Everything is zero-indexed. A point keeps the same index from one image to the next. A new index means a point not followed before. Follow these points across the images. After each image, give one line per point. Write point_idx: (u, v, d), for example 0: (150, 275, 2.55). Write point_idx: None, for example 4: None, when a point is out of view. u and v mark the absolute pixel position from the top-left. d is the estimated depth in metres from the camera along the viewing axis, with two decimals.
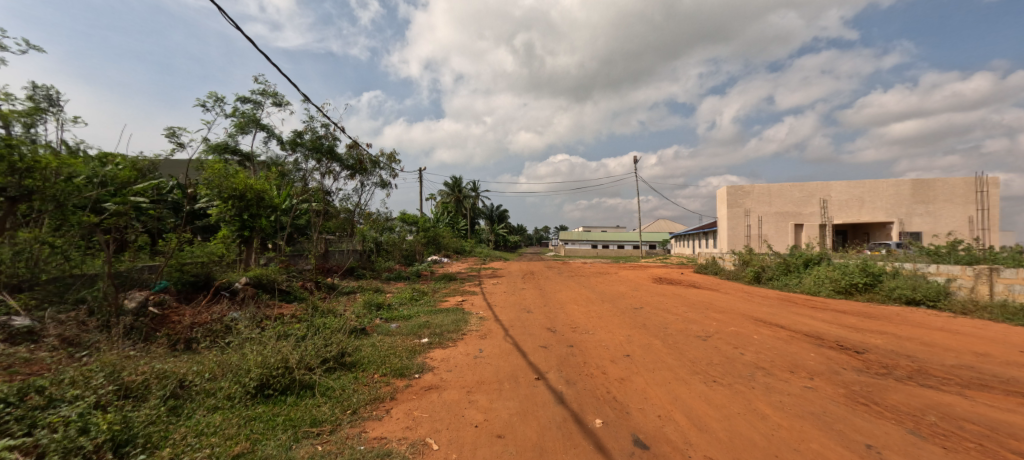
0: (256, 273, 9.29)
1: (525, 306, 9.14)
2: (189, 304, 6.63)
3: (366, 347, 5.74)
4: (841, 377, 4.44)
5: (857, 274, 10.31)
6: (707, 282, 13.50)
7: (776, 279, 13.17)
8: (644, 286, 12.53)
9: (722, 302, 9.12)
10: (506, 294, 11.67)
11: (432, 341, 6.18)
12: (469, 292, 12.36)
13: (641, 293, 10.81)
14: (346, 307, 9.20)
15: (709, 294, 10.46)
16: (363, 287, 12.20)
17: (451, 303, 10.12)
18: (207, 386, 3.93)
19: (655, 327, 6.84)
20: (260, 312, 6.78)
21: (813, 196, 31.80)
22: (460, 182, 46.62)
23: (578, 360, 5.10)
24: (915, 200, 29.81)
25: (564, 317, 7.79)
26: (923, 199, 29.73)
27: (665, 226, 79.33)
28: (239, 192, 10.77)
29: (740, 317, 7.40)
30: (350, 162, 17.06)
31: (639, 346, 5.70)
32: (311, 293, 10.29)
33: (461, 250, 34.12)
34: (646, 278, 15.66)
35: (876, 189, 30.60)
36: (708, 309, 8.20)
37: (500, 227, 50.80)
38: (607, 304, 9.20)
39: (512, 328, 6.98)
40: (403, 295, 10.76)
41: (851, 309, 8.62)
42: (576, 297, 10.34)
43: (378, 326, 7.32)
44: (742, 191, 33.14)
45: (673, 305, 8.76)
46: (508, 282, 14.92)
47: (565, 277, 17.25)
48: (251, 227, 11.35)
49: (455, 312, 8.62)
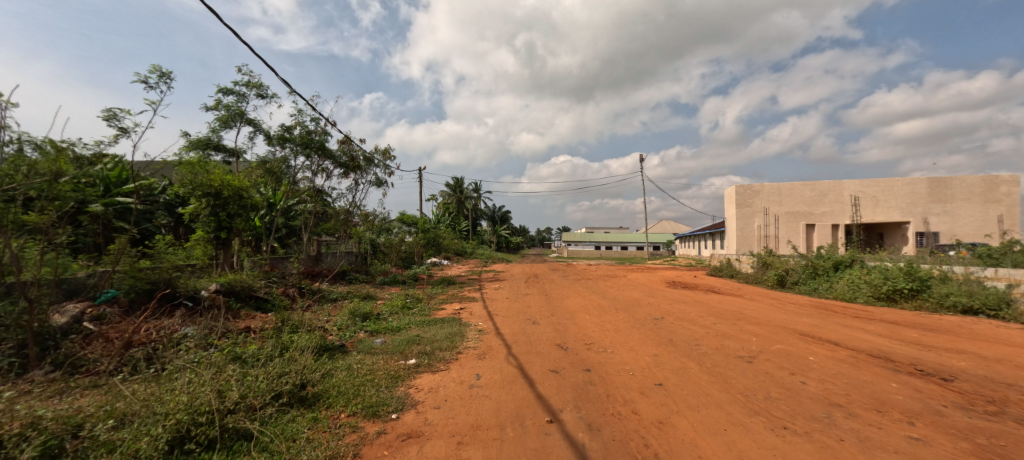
0: (229, 279, 8.28)
1: (529, 316, 8.11)
2: (134, 319, 5.59)
3: (337, 373, 4.69)
4: (948, 419, 3.41)
5: (900, 279, 9.26)
6: (728, 287, 12.42)
7: (803, 284, 12.09)
8: (660, 291, 11.46)
9: (753, 311, 8.06)
10: (509, 300, 10.65)
11: (421, 363, 5.13)
12: (468, 299, 11.32)
13: (658, 300, 9.74)
14: (329, 317, 8.17)
15: (735, 301, 9.39)
16: (353, 293, 11.19)
17: (448, 311, 9.11)
18: (105, 439, 2.93)
19: (684, 343, 5.79)
20: (220, 327, 5.74)
21: (825, 196, 30.58)
22: (461, 183, 45.68)
23: (599, 392, 4.06)
24: (933, 199, 28.60)
25: (575, 330, 6.74)
26: (941, 198, 28.51)
27: (670, 227, 78.07)
28: (214, 189, 9.76)
29: (782, 330, 6.35)
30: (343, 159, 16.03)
31: (672, 370, 4.65)
32: (292, 301, 9.28)
33: (463, 252, 33.15)
34: (660, 283, 14.56)
35: (892, 188, 29.38)
36: (740, 320, 7.16)
37: (503, 228, 49.83)
38: (622, 313, 8.15)
39: (515, 345, 5.93)
40: (395, 303, 9.71)
41: (902, 320, 7.54)
42: (587, 304, 9.31)
43: (358, 341, 6.29)
44: (752, 191, 32.03)
45: (698, 314, 7.70)
46: (512, 286, 13.88)
47: (571, 281, 16.21)
48: (229, 229, 10.36)
49: (451, 323, 7.57)
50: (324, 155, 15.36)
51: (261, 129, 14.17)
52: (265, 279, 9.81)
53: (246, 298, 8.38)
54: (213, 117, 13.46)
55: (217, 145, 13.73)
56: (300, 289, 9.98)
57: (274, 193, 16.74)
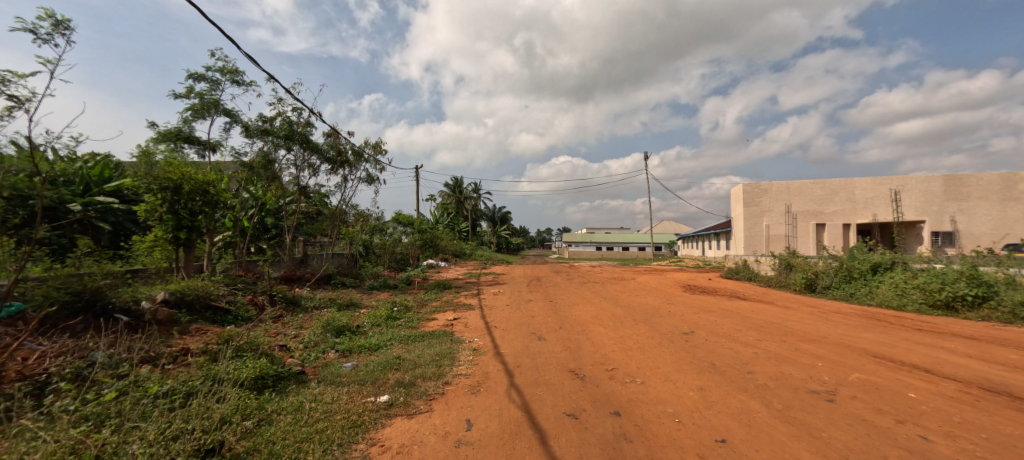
0: (180, 286, 7.03)
1: (534, 330, 6.90)
2: (30, 341, 4.35)
3: (278, 421, 3.48)
4: None
5: (961, 284, 8.10)
6: (752, 292, 11.21)
7: (837, 289, 10.88)
8: (679, 297, 10.22)
9: (798, 323, 6.85)
10: (509, 309, 9.42)
11: (395, 401, 3.91)
12: (464, 306, 10.10)
13: (680, 308, 8.52)
14: (298, 331, 6.95)
15: (769, 310, 8.20)
16: (335, 299, 9.92)
17: (440, 323, 7.88)
18: None
19: (733, 368, 4.59)
20: (140, 352, 4.52)
21: (837, 194, 29.37)
22: (460, 183, 44.44)
23: (641, 456, 2.85)
24: (949, 198, 27.43)
25: (589, 350, 5.55)
26: (957, 196, 27.34)
27: (671, 227, 76.86)
28: (173, 182, 8.54)
29: (848, 352, 5.15)
30: (330, 154, 14.79)
31: (731, 415, 3.46)
32: (260, 311, 8.04)
33: (462, 254, 31.90)
34: (675, 286, 13.31)
35: (906, 186, 28.01)
36: (789, 336, 5.96)
37: (502, 229, 48.58)
38: (642, 325, 6.95)
39: (517, 372, 4.73)
40: (379, 313, 8.46)
41: (977, 334, 6.36)
42: (599, 314, 8.08)
43: (322, 367, 5.07)
44: (760, 189, 30.83)
45: (734, 328, 6.49)
46: (513, 291, 12.65)
47: (576, 284, 14.97)
48: (191, 228, 9.12)
49: (441, 339, 6.36)
50: (309, 149, 14.12)
51: (239, 120, 12.87)
52: (231, 286, 8.57)
53: (202, 308, 7.14)
54: (184, 106, 12.10)
55: (190, 137, 12.43)
56: (270, 296, 8.71)
57: (257, 190, 15.50)
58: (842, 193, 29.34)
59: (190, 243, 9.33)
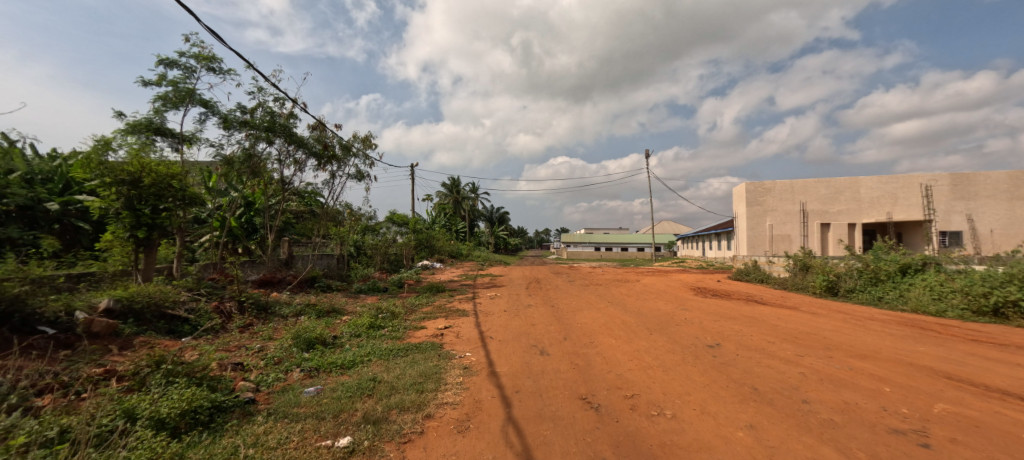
0: (128, 292, 6.13)
1: (536, 342, 6.01)
2: None
3: None
4: None
5: (1010, 287, 7.29)
6: (770, 296, 10.35)
7: (862, 292, 10.01)
8: (693, 302, 9.35)
9: (837, 334, 5.98)
10: (506, 315, 8.52)
11: (358, 446, 3.02)
12: (458, 312, 9.21)
13: (698, 315, 7.64)
14: (263, 344, 6.04)
15: (798, 318, 7.33)
16: (315, 305, 8.99)
17: (428, 333, 6.98)
18: None
19: (783, 396, 3.72)
20: (31, 384, 3.62)
21: (841, 193, 28.59)
22: (458, 182, 43.59)
23: None
24: (957, 197, 26.69)
25: (601, 369, 4.67)
26: (965, 195, 26.61)
27: (670, 227, 76.02)
28: (131, 175, 7.63)
29: (913, 372, 4.28)
30: (316, 148, 13.88)
31: None
32: (225, 320, 7.14)
33: (459, 254, 30.98)
34: (684, 289, 12.44)
35: (912, 184, 27.26)
36: (834, 351, 5.07)
37: (501, 230, 47.70)
38: (659, 336, 6.07)
39: (516, 401, 3.84)
40: (361, 321, 7.54)
41: None
42: (607, 322, 7.19)
43: (279, 392, 4.18)
44: (763, 189, 30.05)
45: (767, 340, 5.61)
46: (511, 295, 11.76)
47: (578, 287, 14.07)
48: (153, 226, 8.18)
49: (428, 354, 5.46)
50: (292, 143, 13.17)
51: (216, 111, 11.89)
52: (195, 290, 7.66)
53: (155, 318, 6.24)
54: (154, 94, 11.09)
55: (162, 130, 11.47)
56: (240, 302, 7.77)
57: (239, 187, 14.59)
58: (847, 192, 28.58)
59: (155, 242, 8.41)
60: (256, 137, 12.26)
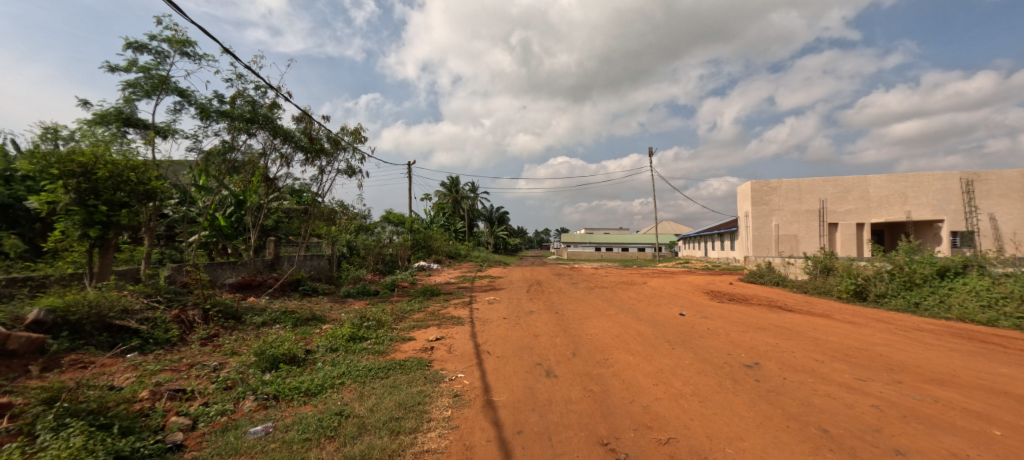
0: (65, 301, 5.31)
1: (540, 359, 5.15)
2: None
3: None
4: None
5: None
6: (794, 301, 9.48)
7: (896, 298, 9.13)
8: (712, 308, 8.46)
9: (892, 350, 5.11)
10: (506, 324, 7.64)
11: None
12: (453, 319, 8.35)
13: (722, 325, 6.77)
14: (221, 362, 5.18)
15: (837, 328, 6.47)
16: (293, 311, 8.12)
17: (417, 347, 6.10)
18: None
19: (869, 448, 2.85)
20: None
21: (849, 192, 27.72)
22: (457, 182, 42.67)
23: None
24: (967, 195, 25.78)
25: (622, 399, 3.82)
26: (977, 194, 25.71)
27: (671, 227, 75.06)
28: (81, 166, 6.77)
29: (1017, 407, 3.42)
30: (302, 141, 12.97)
31: None
32: (185, 331, 6.29)
33: (457, 255, 30.03)
34: (697, 293, 11.57)
35: (922, 183, 26.38)
36: (902, 374, 4.21)
37: (500, 230, 46.76)
38: (684, 353, 5.19)
39: (519, 448, 2.98)
40: (342, 331, 6.66)
41: None
42: (621, 334, 6.32)
43: (217, 433, 3.31)
44: (769, 188, 29.20)
45: (815, 359, 4.74)
46: (510, 299, 10.87)
47: (582, 290, 13.22)
48: (109, 225, 7.31)
49: (412, 376, 4.59)
50: (276, 135, 12.29)
51: (193, 100, 10.98)
52: (154, 296, 6.78)
53: (98, 330, 5.40)
54: (123, 82, 10.17)
55: (134, 121, 10.56)
56: (205, 310, 6.87)
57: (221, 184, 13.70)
58: (855, 191, 27.70)
59: (113, 243, 7.57)
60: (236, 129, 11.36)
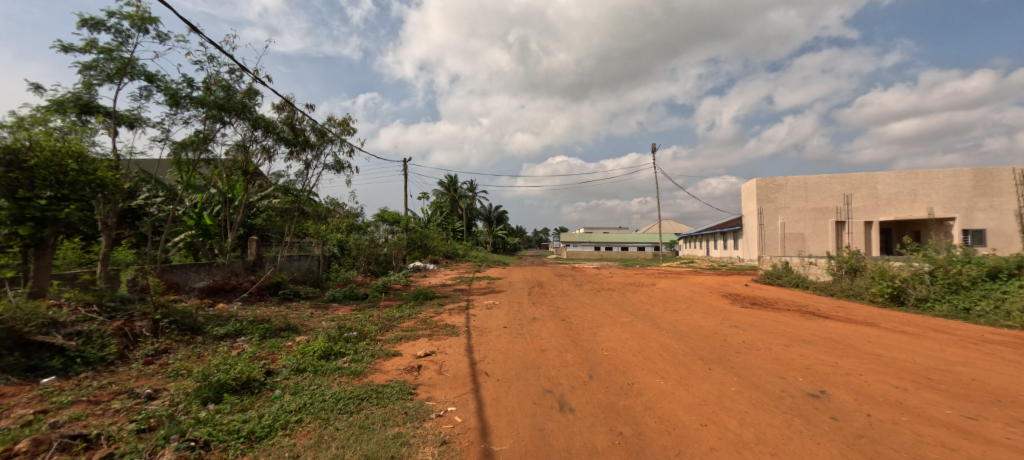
0: None
1: (550, 385, 4.20)
2: None
3: None
4: None
5: None
6: (826, 307, 8.56)
7: (940, 303, 8.20)
8: (737, 315, 7.51)
9: (980, 372, 4.19)
10: (507, 334, 6.70)
11: None
12: (447, 328, 7.40)
13: (759, 336, 5.83)
14: (156, 389, 4.22)
15: (893, 340, 5.55)
16: (266, 320, 7.11)
17: (401, 365, 5.15)
18: None
19: None
20: None
21: (858, 190, 26.76)
22: (455, 181, 41.60)
23: None
24: (978, 193, 24.88)
25: (662, 449, 2.88)
26: (987, 191, 24.83)
27: (670, 227, 73.91)
28: (8, 152, 5.78)
29: None
30: (286, 133, 11.99)
31: None
32: (128, 347, 5.33)
33: (454, 255, 29.01)
34: (714, 296, 10.61)
35: (933, 180, 25.42)
36: (1017, 410, 3.30)
37: (499, 229, 45.69)
38: (726, 376, 4.25)
39: None
40: (315, 344, 5.69)
41: None
42: (643, 348, 5.38)
43: None
44: (775, 185, 28.30)
45: (895, 387, 3.82)
46: (511, 304, 9.89)
47: (588, 292, 12.29)
48: (46, 222, 6.25)
49: (390, 410, 3.62)
50: (256, 125, 11.20)
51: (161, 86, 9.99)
52: (91, 305, 5.75)
53: (9, 350, 4.43)
54: (81, 64, 9.15)
55: (96, 107, 9.49)
56: (155, 320, 5.86)
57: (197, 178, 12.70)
58: (862, 189, 26.75)
59: (52, 244, 6.51)
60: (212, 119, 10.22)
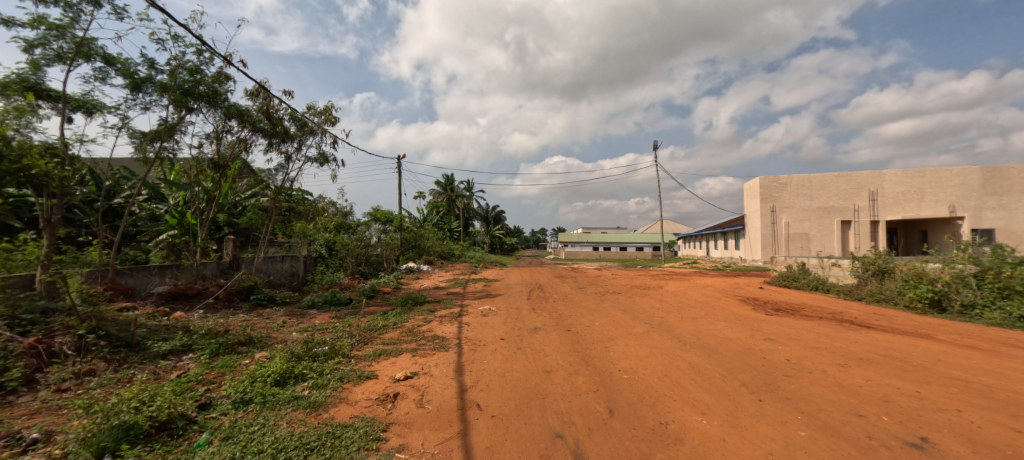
0: None
1: (560, 427, 3.24)
2: None
3: None
4: None
5: None
6: (861, 313, 7.68)
7: (989, 310, 7.31)
8: (767, 324, 6.58)
9: None
10: (504, 349, 5.74)
11: None
12: (436, 339, 6.44)
13: (805, 353, 4.90)
14: (49, 432, 3.26)
15: (965, 358, 4.64)
16: (225, 332, 6.13)
17: (374, 391, 4.19)
18: None
19: None
20: None
21: (863, 189, 26.00)
22: (452, 181, 40.59)
23: None
24: (986, 191, 24.16)
25: None
26: (996, 190, 24.11)
27: (670, 227, 73.12)
28: None
29: None
30: (263, 124, 11.01)
31: None
32: (40, 370, 4.37)
33: (450, 255, 27.99)
34: (731, 301, 9.65)
35: (941, 178, 24.63)
36: None
37: (496, 229, 44.68)
38: (787, 413, 3.31)
39: None
40: (271, 365, 4.72)
41: None
42: (669, 369, 4.43)
43: None
44: (778, 183, 27.28)
45: (1016, 432, 2.91)
46: (508, 310, 8.88)
47: (592, 296, 11.34)
48: None
49: None
50: (229, 114, 10.16)
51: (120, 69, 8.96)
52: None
53: None
54: (26, 42, 8.14)
55: (46, 91, 8.42)
56: (79, 336, 4.88)
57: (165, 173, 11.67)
58: (868, 187, 26.00)
59: None
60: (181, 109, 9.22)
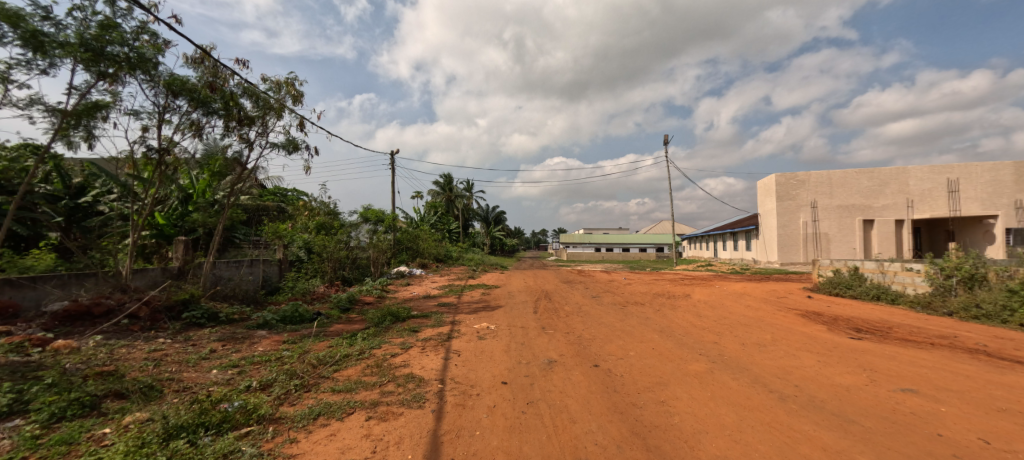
0: None
1: None
2: None
3: None
4: None
5: None
6: (980, 337, 5.77)
7: None
8: (876, 359, 4.68)
9: None
10: (508, 403, 3.81)
11: None
12: (412, 382, 4.50)
13: (996, 425, 3.01)
14: None
15: None
16: (105, 375, 4.18)
17: None
18: None
19: None
20: None
21: (887, 186, 24.02)
22: (451, 179, 38.54)
23: None
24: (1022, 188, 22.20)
25: None
26: None
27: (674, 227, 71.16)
28: None
29: None
30: (216, 102, 9.19)
31: None
32: None
33: (446, 258, 26.03)
34: (788, 316, 7.71)
35: (972, 175, 22.65)
36: None
37: (497, 230, 42.76)
38: None
39: None
40: (113, 453, 2.79)
41: None
42: None
43: None
44: (796, 180, 25.21)
45: None
46: (511, 330, 6.94)
47: (611, 308, 9.39)
48: None
49: None
50: (169, 89, 8.49)
51: None
52: None
53: None
54: None
55: None
56: None
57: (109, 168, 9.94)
58: (893, 184, 24.02)
59: None
60: (105, 80, 7.42)
